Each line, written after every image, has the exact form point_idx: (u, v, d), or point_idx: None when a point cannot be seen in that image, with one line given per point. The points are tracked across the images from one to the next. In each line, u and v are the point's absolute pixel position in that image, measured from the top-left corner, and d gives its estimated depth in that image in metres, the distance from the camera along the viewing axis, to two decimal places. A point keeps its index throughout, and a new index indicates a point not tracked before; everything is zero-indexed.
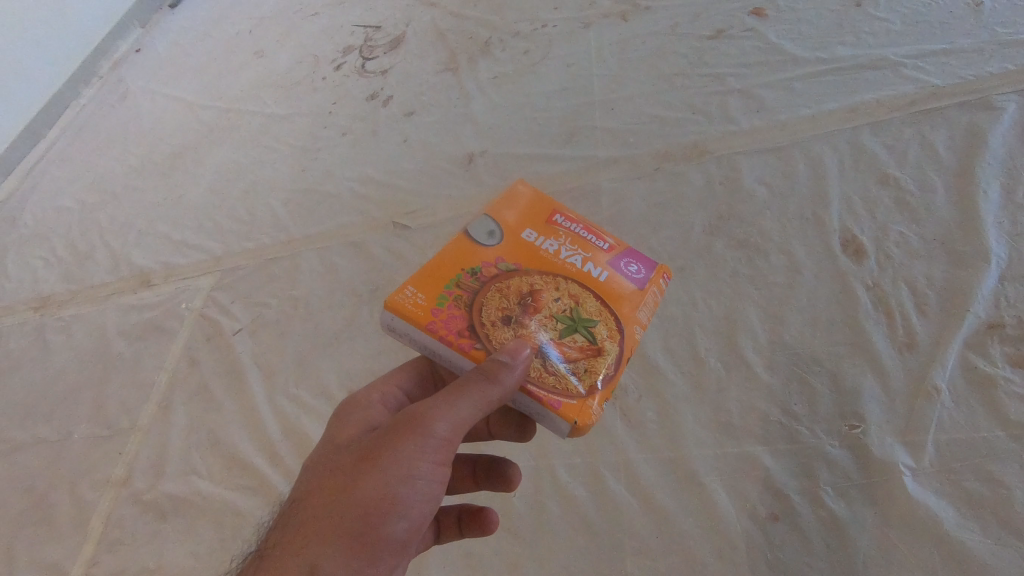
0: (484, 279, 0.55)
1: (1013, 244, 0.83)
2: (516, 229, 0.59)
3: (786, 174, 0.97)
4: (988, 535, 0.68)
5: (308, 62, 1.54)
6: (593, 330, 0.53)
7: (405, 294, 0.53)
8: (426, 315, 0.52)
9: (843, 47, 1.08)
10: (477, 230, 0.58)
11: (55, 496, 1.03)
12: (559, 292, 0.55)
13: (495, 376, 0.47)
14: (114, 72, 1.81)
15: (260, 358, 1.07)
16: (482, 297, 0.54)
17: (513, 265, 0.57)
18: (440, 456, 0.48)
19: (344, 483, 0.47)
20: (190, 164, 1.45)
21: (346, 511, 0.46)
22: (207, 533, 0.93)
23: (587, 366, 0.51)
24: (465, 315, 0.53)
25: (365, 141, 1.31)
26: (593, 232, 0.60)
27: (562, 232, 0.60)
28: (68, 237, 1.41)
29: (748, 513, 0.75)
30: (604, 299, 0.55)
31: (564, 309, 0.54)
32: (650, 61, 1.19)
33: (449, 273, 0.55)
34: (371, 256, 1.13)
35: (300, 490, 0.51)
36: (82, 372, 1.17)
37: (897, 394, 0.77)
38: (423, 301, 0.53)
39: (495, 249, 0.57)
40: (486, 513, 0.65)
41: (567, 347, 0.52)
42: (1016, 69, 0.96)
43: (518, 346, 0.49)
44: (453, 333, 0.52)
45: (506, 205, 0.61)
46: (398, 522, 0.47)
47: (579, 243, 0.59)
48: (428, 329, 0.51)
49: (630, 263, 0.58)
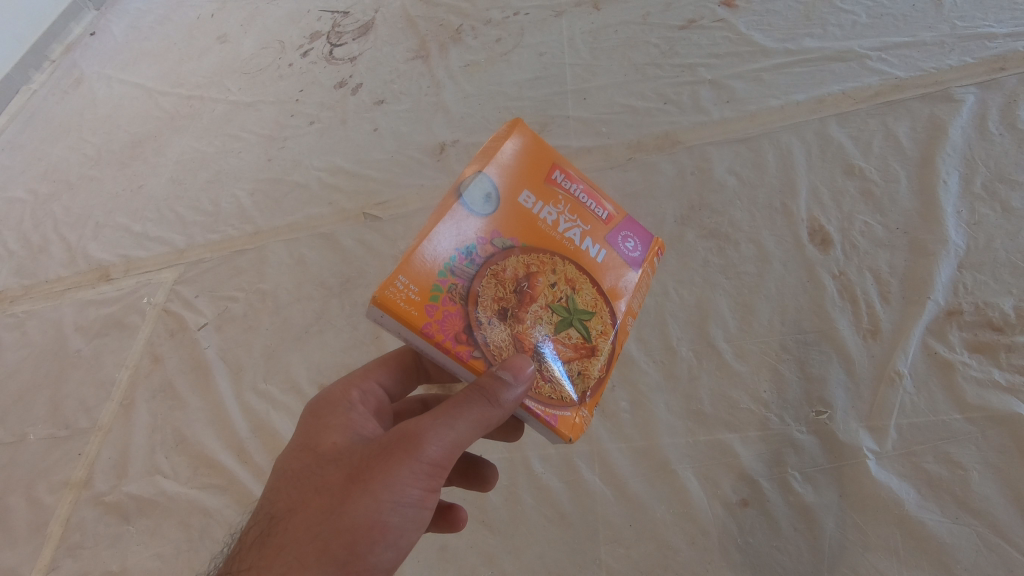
0: (481, 263, 0.49)
1: (971, 232, 0.85)
2: (513, 191, 0.52)
3: (756, 165, 0.98)
4: (947, 515, 0.70)
5: (274, 48, 1.49)
6: (589, 326, 0.53)
7: (397, 288, 0.45)
8: (420, 315, 0.46)
9: (810, 39, 1.09)
10: (473, 197, 0.50)
11: (11, 500, 1.00)
12: (556, 275, 0.52)
13: (495, 398, 0.45)
14: (66, 56, 1.73)
15: (227, 354, 1.04)
16: (479, 287, 0.49)
17: (511, 241, 0.51)
18: (431, 481, 0.47)
19: (331, 506, 0.46)
20: (150, 153, 1.39)
21: (333, 537, 0.44)
22: (173, 534, 0.90)
23: (580, 370, 0.52)
24: (461, 311, 0.48)
25: (333, 130, 1.28)
26: (592, 198, 0.56)
27: (562, 196, 0.55)
28: (20, 229, 1.35)
29: (719, 500, 0.77)
30: (600, 286, 0.54)
31: (560, 297, 0.52)
32: (622, 51, 1.18)
33: (441, 256, 0.48)
34: (341, 247, 1.10)
35: (280, 506, 0.48)
36: (38, 370, 1.12)
37: (861, 380, 0.79)
38: (415, 296, 0.46)
39: (492, 221, 0.51)
40: (455, 511, 0.64)
41: (561, 346, 0.51)
42: (976, 62, 0.98)
43: (521, 362, 0.47)
44: (450, 337, 0.47)
45: (505, 161, 0.52)
46: (386, 550, 0.45)
47: (577, 212, 0.55)
48: (422, 332, 0.46)
49: (627, 239, 0.57)
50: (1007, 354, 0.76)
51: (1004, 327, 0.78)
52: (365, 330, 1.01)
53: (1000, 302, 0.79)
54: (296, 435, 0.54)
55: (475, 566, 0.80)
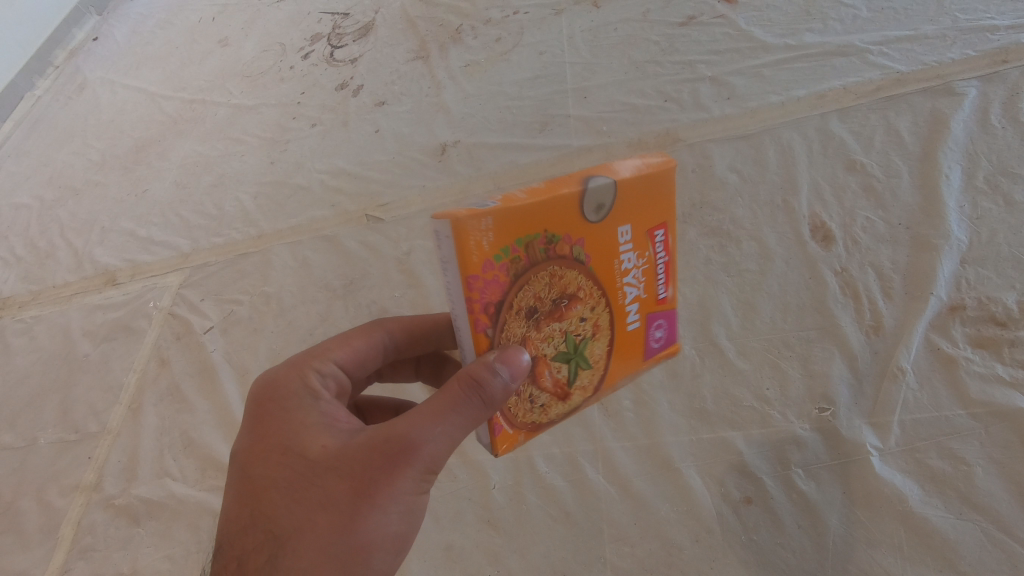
0: (553, 255, 0.49)
1: (973, 227, 0.85)
2: (618, 225, 0.52)
3: (757, 161, 0.98)
4: (951, 511, 0.70)
5: (275, 50, 1.49)
6: (579, 374, 0.55)
7: (481, 224, 0.44)
8: (478, 263, 0.45)
9: (811, 34, 1.09)
10: (591, 201, 0.49)
11: (24, 504, 1.01)
12: (591, 313, 0.53)
13: (490, 400, 0.48)
14: (70, 62, 1.74)
15: (233, 357, 1.05)
16: (533, 276, 0.49)
17: (586, 257, 0.51)
18: (427, 481, 0.50)
19: (343, 522, 0.48)
20: (153, 158, 1.40)
21: (347, 557, 0.47)
22: (182, 537, 0.91)
23: (546, 402, 0.54)
24: (507, 285, 0.47)
25: (335, 132, 1.28)
26: (666, 274, 0.58)
27: (647, 254, 0.55)
28: (27, 235, 1.36)
29: (722, 497, 0.77)
30: (613, 346, 0.56)
31: (580, 331, 0.53)
32: (622, 49, 1.18)
33: (531, 228, 0.47)
34: (344, 250, 1.11)
35: (287, 523, 0.49)
36: (46, 375, 1.13)
37: (864, 376, 0.79)
38: (487, 247, 0.45)
39: (591, 234, 0.50)
40: None
41: (548, 375, 0.53)
42: (978, 55, 0.98)
43: (516, 355, 0.48)
44: (485, 303, 0.47)
45: (637, 184, 0.52)
46: (395, 552, 0.50)
47: (646, 276, 0.56)
48: (469, 284, 0.45)
49: (658, 326, 0.60)
50: (1010, 349, 0.76)
51: (1007, 322, 0.78)
52: None
53: (1003, 296, 0.79)
54: (268, 440, 0.54)
55: (481, 566, 0.81)
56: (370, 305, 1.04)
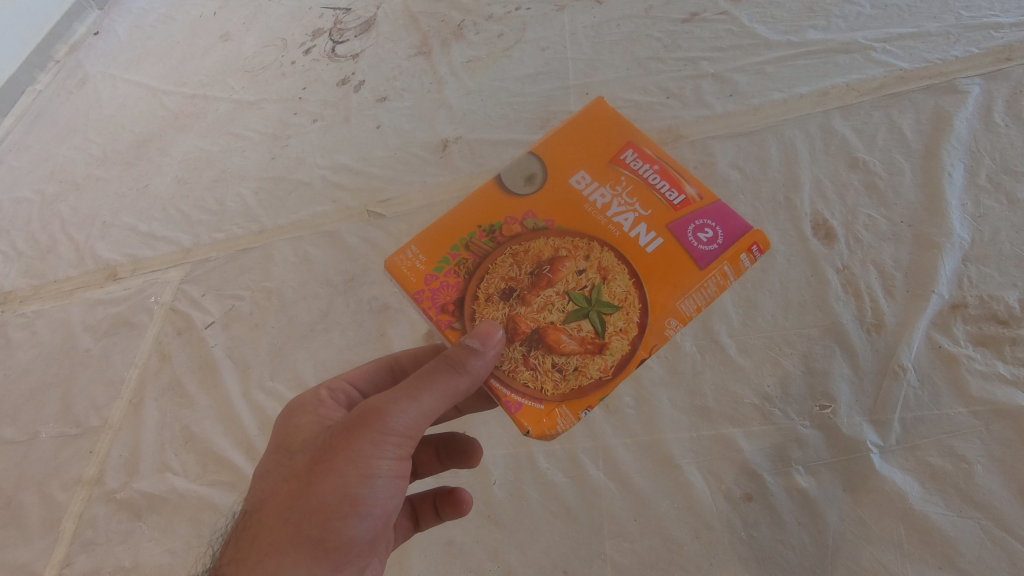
0: (504, 240, 0.59)
1: (976, 225, 0.85)
2: (568, 175, 0.62)
3: (759, 158, 0.98)
4: (950, 508, 0.70)
5: (276, 46, 1.49)
6: (606, 321, 0.56)
7: (407, 255, 0.60)
8: (418, 282, 0.59)
9: (814, 31, 1.08)
10: (516, 179, 0.62)
11: (25, 497, 1.01)
12: (586, 264, 0.57)
13: (462, 365, 0.52)
14: (71, 56, 1.73)
15: (234, 352, 1.05)
16: (489, 263, 0.59)
17: (545, 223, 0.60)
18: (400, 450, 0.53)
19: (308, 487, 0.52)
20: (154, 153, 1.40)
21: (306, 519, 0.51)
22: (184, 531, 0.92)
23: (578, 364, 0.55)
24: (460, 283, 0.58)
25: (336, 128, 1.28)
26: (663, 180, 0.61)
27: (625, 178, 0.61)
28: (28, 229, 1.36)
29: (723, 494, 0.77)
30: (639, 277, 0.57)
31: (583, 285, 0.57)
32: (625, 45, 1.17)
33: (462, 232, 0.60)
34: (346, 246, 1.11)
35: (267, 494, 0.55)
36: (48, 370, 1.13)
37: (865, 374, 0.79)
38: (421, 265, 0.59)
39: (534, 205, 0.61)
40: (458, 495, 0.71)
41: (567, 337, 0.55)
42: (981, 52, 0.98)
43: (489, 330, 0.53)
44: (438, 306, 0.58)
45: (562, 144, 0.63)
46: (361, 521, 0.52)
47: (637, 196, 0.60)
48: (416, 297, 0.58)
49: (701, 229, 0.58)
50: (1011, 347, 0.76)
51: (1008, 320, 0.78)
52: (370, 328, 1.02)
53: (1005, 295, 0.79)
54: (276, 435, 0.61)
55: (481, 561, 0.81)
56: (371, 300, 1.04)
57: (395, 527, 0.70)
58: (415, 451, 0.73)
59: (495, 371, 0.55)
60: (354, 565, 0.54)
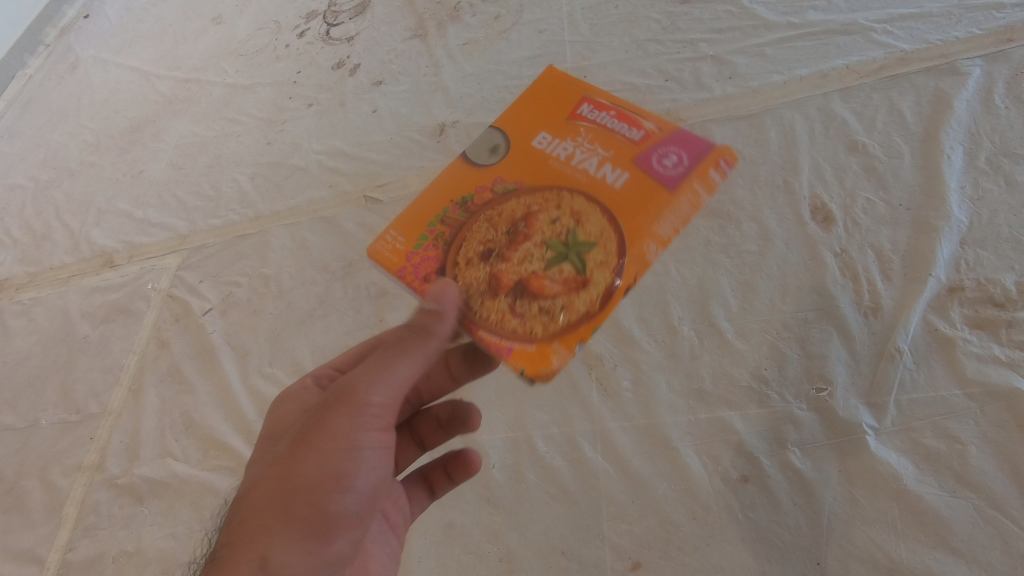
0: (478, 210, 0.70)
1: (974, 208, 0.85)
2: (533, 139, 0.75)
3: (758, 142, 0.98)
4: (944, 488, 0.71)
5: (269, 28, 1.47)
6: (585, 260, 0.65)
7: (387, 239, 0.70)
8: (401, 261, 0.69)
9: (814, 11, 1.07)
10: (485, 150, 0.76)
11: (27, 483, 1.02)
12: (559, 214, 0.68)
13: (430, 333, 0.58)
14: (61, 40, 1.70)
15: (232, 338, 1.05)
16: (466, 232, 0.69)
17: (515, 185, 0.72)
18: (380, 419, 0.56)
19: (291, 468, 0.53)
20: (148, 139, 1.38)
21: (293, 498, 0.51)
22: (186, 515, 0.92)
23: (567, 301, 0.63)
24: (440, 256, 0.68)
25: (332, 112, 1.27)
26: (623, 120, 0.75)
27: (583, 129, 0.75)
28: (22, 217, 1.35)
29: (719, 475, 0.78)
30: (610, 217, 0.67)
31: (560, 233, 0.67)
32: (623, 27, 1.16)
33: (436, 212, 0.71)
34: (343, 231, 1.10)
35: (251, 488, 0.54)
36: (46, 357, 1.13)
37: (861, 357, 0.80)
38: (403, 246, 0.70)
39: (503, 173, 0.73)
40: (466, 458, 0.76)
41: (550, 282, 0.64)
42: (983, 33, 0.97)
43: (444, 292, 0.61)
44: (422, 279, 0.67)
45: (520, 114, 0.78)
46: (346, 495, 0.53)
47: (598, 141, 0.73)
48: (400, 275, 0.68)
49: (668, 155, 0.71)
50: (1008, 330, 0.76)
51: (1005, 303, 0.78)
52: (368, 313, 1.02)
53: (1002, 277, 0.79)
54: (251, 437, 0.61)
55: (481, 543, 0.82)
56: (369, 286, 1.04)
57: (412, 497, 0.76)
58: (418, 423, 0.78)
59: (482, 322, 0.62)
60: (343, 546, 0.54)
